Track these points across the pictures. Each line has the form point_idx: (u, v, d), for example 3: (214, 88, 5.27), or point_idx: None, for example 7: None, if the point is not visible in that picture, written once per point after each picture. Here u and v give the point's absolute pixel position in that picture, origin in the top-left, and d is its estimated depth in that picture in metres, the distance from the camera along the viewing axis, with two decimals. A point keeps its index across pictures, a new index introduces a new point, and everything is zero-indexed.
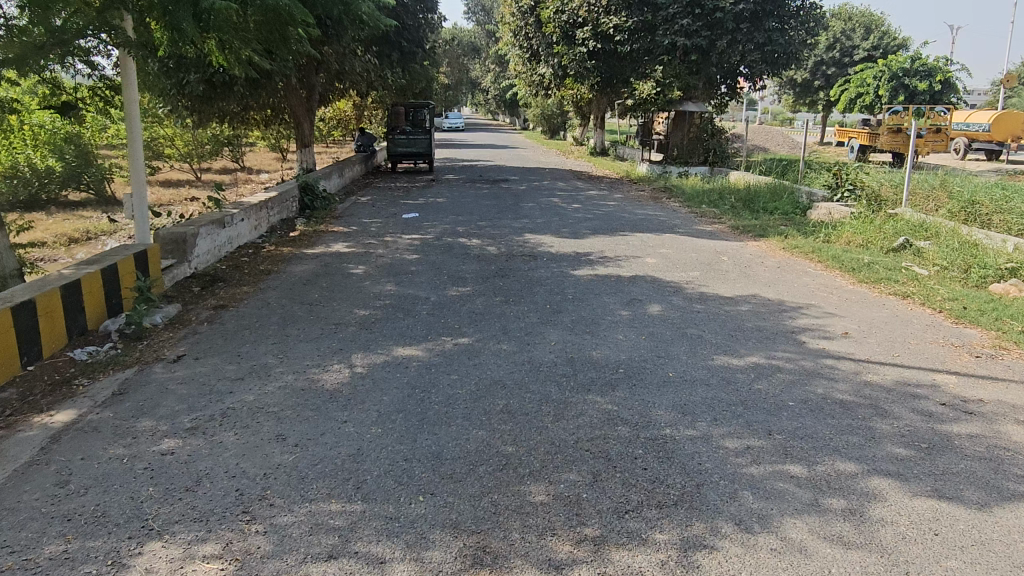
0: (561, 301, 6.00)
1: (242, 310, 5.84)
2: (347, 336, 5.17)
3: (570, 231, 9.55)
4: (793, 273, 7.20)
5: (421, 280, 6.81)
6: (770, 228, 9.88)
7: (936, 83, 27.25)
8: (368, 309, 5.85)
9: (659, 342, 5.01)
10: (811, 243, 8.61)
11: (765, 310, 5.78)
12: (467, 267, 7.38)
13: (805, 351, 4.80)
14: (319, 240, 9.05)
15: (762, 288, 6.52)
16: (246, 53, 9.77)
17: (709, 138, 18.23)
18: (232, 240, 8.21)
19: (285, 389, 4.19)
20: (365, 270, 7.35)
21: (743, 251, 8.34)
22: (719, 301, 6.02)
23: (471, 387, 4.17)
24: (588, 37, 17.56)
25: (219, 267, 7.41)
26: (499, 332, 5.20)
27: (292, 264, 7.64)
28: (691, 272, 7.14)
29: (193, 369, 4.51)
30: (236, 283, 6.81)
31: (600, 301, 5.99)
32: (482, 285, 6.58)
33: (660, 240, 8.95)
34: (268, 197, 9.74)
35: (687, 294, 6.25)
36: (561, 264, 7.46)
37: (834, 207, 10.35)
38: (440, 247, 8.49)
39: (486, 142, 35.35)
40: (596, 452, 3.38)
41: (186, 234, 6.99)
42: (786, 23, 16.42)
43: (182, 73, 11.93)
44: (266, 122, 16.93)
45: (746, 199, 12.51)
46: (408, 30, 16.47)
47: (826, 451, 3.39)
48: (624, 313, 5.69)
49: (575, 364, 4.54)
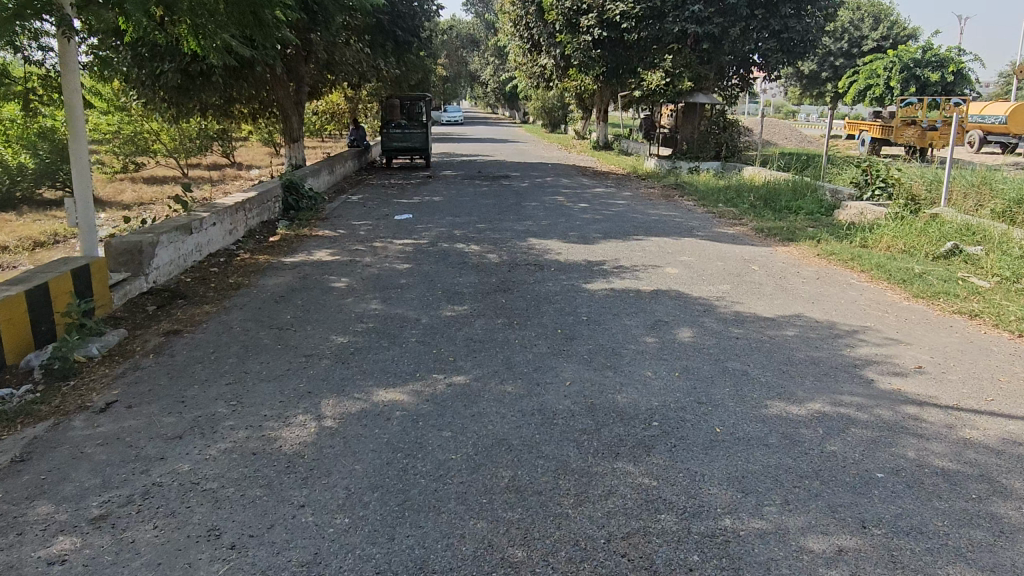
0: (575, 324, 5.13)
1: (198, 337, 4.96)
2: (319, 373, 4.28)
3: (578, 234, 8.66)
4: (836, 285, 6.32)
5: (412, 296, 5.93)
6: (797, 230, 9.02)
7: (947, 74, 26.17)
8: (347, 335, 4.98)
9: (697, 381, 4.11)
10: (848, 248, 7.72)
11: (815, 336, 4.91)
12: (465, 279, 6.50)
13: (879, 397, 3.92)
14: (301, 246, 8.17)
15: (804, 306, 5.65)
16: (222, 40, 8.98)
17: (720, 131, 17.08)
18: (201, 249, 7.31)
19: (232, 454, 3.29)
20: (349, 283, 6.47)
21: (772, 258, 7.46)
22: (759, 324, 5.13)
23: (467, 451, 3.29)
24: (594, 25, 16.44)
25: (183, 281, 6.53)
26: (502, 368, 4.31)
27: (266, 276, 6.75)
28: (719, 286, 6.26)
29: (121, 423, 3.61)
30: (198, 300, 5.92)
31: (620, 325, 5.11)
32: (481, 303, 5.70)
33: (678, 245, 8.07)
34: (245, 197, 8.85)
35: (720, 315, 5.36)
36: (572, 276, 6.58)
37: (867, 207, 9.38)
38: (435, 255, 7.60)
39: (485, 137, 34.53)
40: (635, 560, 2.49)
41: (144, 243, 6.08)
42: (803, 9, 15.53)
43: (157, 63, 11.05)
44: (253, 114, 16.01)
45: (765, 198, 11.62)
46: (403, 18, 15.54)
47: (947, 556, 2.51)
48: (650, 339, 4.81)
49: (596, 415, 3.66)
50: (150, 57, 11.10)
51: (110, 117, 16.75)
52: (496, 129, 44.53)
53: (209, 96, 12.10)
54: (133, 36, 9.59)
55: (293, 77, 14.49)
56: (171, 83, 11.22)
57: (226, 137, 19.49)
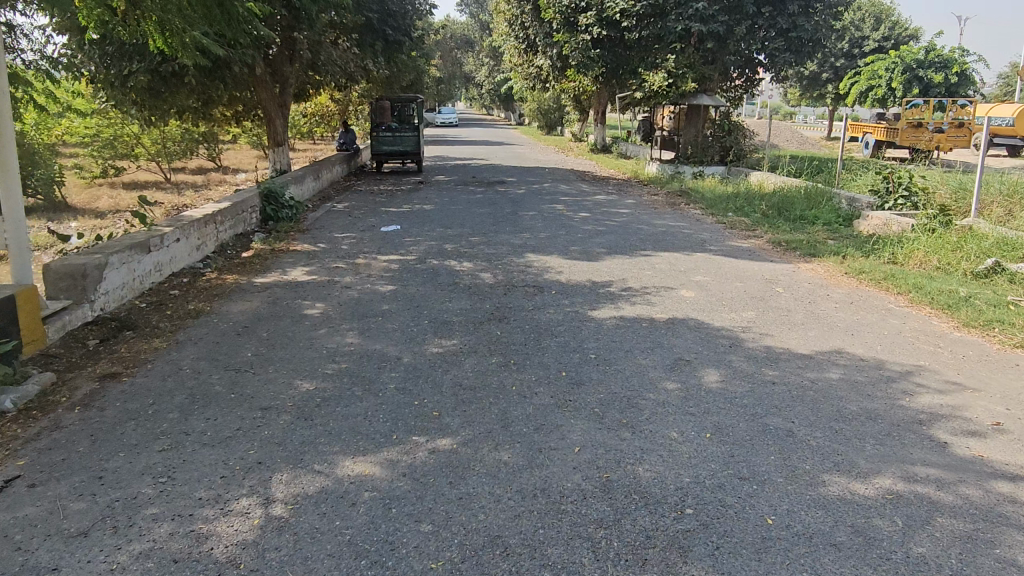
0: (580, 364, 4.40)
1: (138, 382, 4.21)
2: (274, 435, 3.52)
3: (580, 249, 7.93)
4: (873, 312, 5.60)
5: (394, 327, 5.18)
6: (819, 243, 8.31)
7: (952, 75, 25.48)
8: (315, 380, 4.23)
9: (734, 446, 3.37)
10: (878, 266, 7.02)
11: (864, 380, 4.17)
12: (455, 304, 5.77)
13: (961, 468, 3.18)
14: (275, 263, 7.43)
15: (844, 338, 4.92)
16: (193, 37, 8.26)
17: (725, 135, 16.30)
18: (161, 268, 6.56)
19: (147, 562, 2.54)
20: (324, 309, 5.71)
21: (796, 277, 6.73)
22: (797, 364, 4.40)
23: (451, 557, 2.55)
24: (592, 23, 15.81)
25: (137, 307, 5.79)
26: (497, 428, 3.56)
27: (232, 301, 6.01)
28: (742, 312, 5.53)
29: (15, 513, 2.86)
30: (148, 332, 5.16)
31: (635, 365, 4.37)
32: (475, 336, 4.96)
33: (692, 262, 7.34)
34: (216, 208, 8.08)
35: (750, 352, 4.62)
36: (575, 299, 5.86)
37: (892, 218, 8.70)
38: (423, 274, 6.86)
39: (481, 139, 33.85)
40: None
41: (89, 266, 5.33)
42: (812, 7, 14.83)
43: (127, 62, 10.29)
44: (235, 116, 15.27)
45: (777, 206, 10.92)
46: (393, 16, 14.77)
47: None
48: (671, 386, 4.07)
49: (614, 498, 2.92)
50: (118, 55, 10.35)
51: (88, 120, 15.95)
52: (492, 131, 43.83)
53: (186, 98, 11.37)
54: (95, 31, 8.84)
55: (277, 77, 13.74)
56: (142, 84, 10.46)
57: (211, 139, 18.76)
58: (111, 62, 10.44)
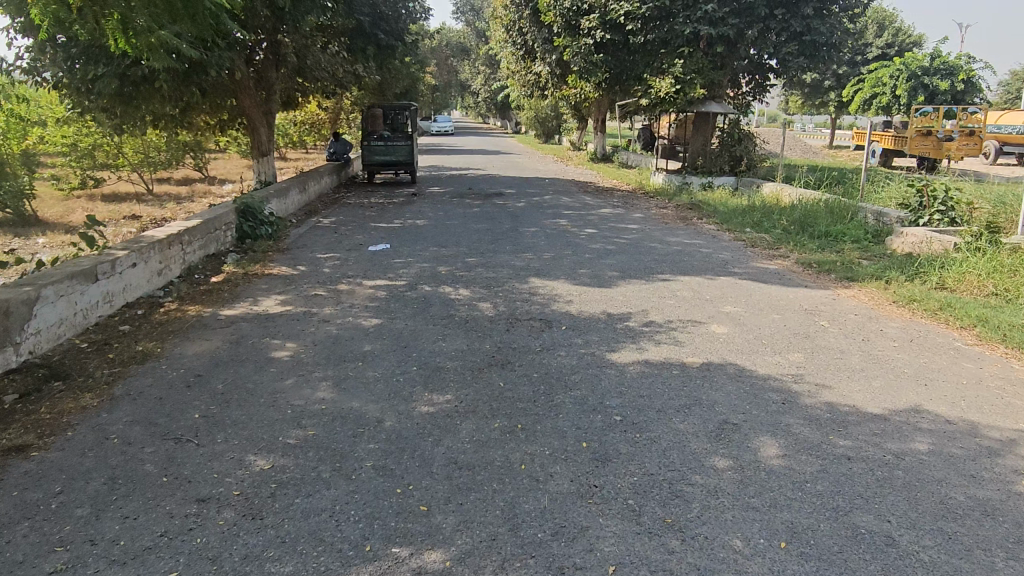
0: (604, 431, 3.55)
1: (48, 460, 3.33)
2: (209, 545, 2.66)
3: (590, 272, 7.10)
4: (941, 354, 4.77)
5: (376, 378, 4.31)
6: (854, 265, 7.49)
7: (958, 82, 24.76)
8: (272, 457, 3.36)
9: (822, 563, 2.52)
10: (926, 292, 6.21)
11: (962, 455, 3.32)
12: (449, 345, 4.92)
13: None
14: (246, 290, 6.57)
15: (919, 393, 4.07)
16: (164, 39, 7.49)
17: (734, 143, 15.23)
18: (111, 299, 5.69)
19: None
20: (295, 352, 4.84)
21: (839, 307, 5.91)
22: (873, 432, 3.55)
23: None
24: (595, 27, 15.14)
25: (76, 348, 4.92)
26: (503, 537, 2.69)
27: (188, 340, 5.13)
28: (787, 354, 4.70)
29: None
30: (80, 384, 4.27)
31: (674, 433, 3.52)
32: (472, 389, 4.10)
33: (717, 287, 6.52)
34: (182, 227, 7.22)
35: (810, 413, 3.76)
36: (591, 338, 5.01)
37: (934, 236, 7.85)
38: (414, 304, 6.01)
39: (478, 148, 33.14)
40: None
41: (14, 301, 4.46)
42: (828, 9, 13.93)
43: (95, 65, 9.44)
44: (218, 125, 14.42)
45: (799, 221, 10.06)
46: (385, 20, 13.86)
47: None
48: (722, 464, 3.22)
49: None
50: (85, 58, 9.50)
51: (64, 128, 15.03)
52: (489, 140, 43.09)
53: (160, 104, 10.51)
54: (56, 32, 8.00)
55: (262, 84, 12.87)
56: (112, 90, 9.61)
57: (197, 148, 17.89)
58: (76, 65, 9.59)
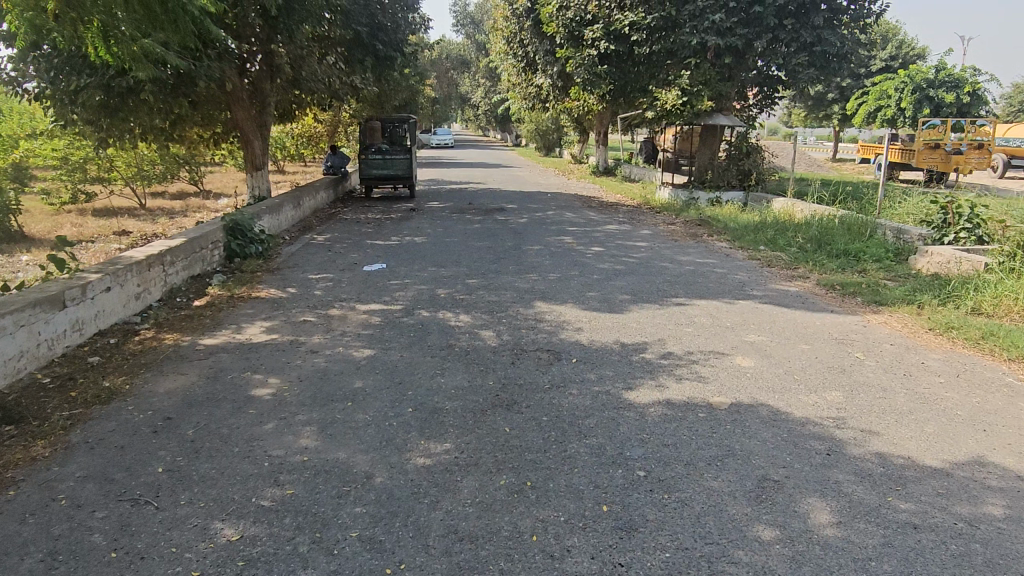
0: (627, 491, 3.08)
1: None
2: None
3: (599, 295, 6.65)
4: (995, 392, 4.29)
5: (365, 423, 3.84)
6: (880, 286, 7.03)
7: (964, 94, 24.36)
8: (241, 524, 2.88)
9: None
10: (964, 318, 5.75)
11: None
12: (448, 380, 4.45)
13: None
14: (230, 315, 6.11)
15: (980, 442, 3.58)
16: (147, 46, 7.08)
17: (743, 157, 14.78)
18: (81, 326, 5.22)
19: None
20: (278, 389, 4.36)
21: (872, 336, 5.44)
22: (940, 492, 3.07)
23: None
24: (599, 37, 14.76)
25: (37, 384, 4.45)
26: None
27: (161, 374, 4.66)
28: (825, 394, 4.22)
29: None
30: (30, 429, 3.79)
31: (708, 495, 3.04)
32: (475, 437, 3.62)
33: (738, 313, 6.06)
34: (164, 247, 6.77)
35: (862, 467, 3.29)
36: (605, 373, 4.54)
37: (963, 256, 7.40)
38: (411, 331, 5.55)
39: (480, 161, 32.79)
40: None
41: None
42: (838, 19, 13.52)
43: (79, 75, 9.02)
44: (211, 138, 13.99)
45: (815, 237, 9.60)
46: (384, 30, 13.54)
47: None
48: (768, 534, 2.75)
49: None
50: (69, 68, 9.08)
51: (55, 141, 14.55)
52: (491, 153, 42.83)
53: (148, 116, 10.09)
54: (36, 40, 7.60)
55: (256, 96, 12.47)
56: (97, 100, 9.18)
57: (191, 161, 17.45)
58: (60, 75, 9.16)
